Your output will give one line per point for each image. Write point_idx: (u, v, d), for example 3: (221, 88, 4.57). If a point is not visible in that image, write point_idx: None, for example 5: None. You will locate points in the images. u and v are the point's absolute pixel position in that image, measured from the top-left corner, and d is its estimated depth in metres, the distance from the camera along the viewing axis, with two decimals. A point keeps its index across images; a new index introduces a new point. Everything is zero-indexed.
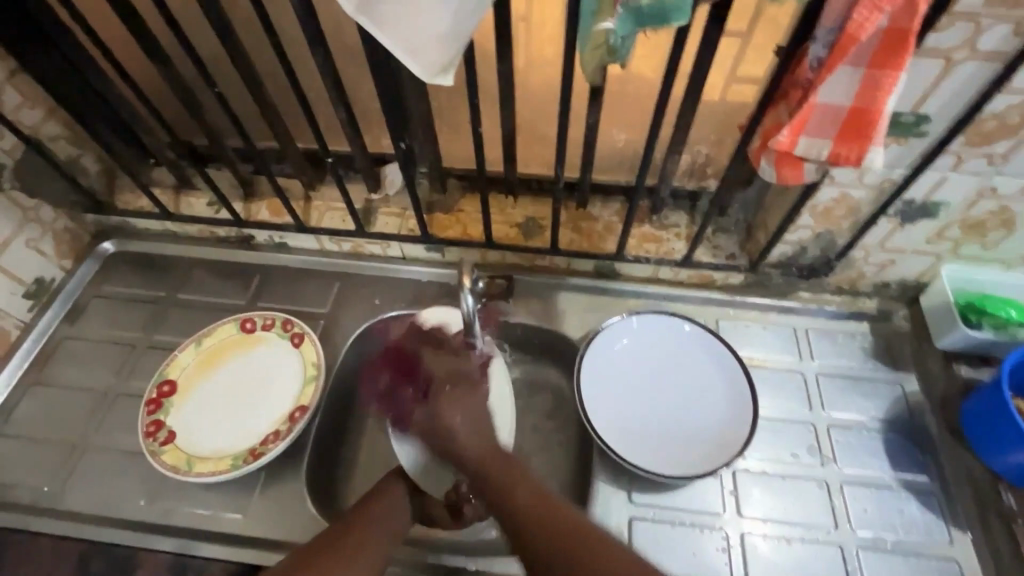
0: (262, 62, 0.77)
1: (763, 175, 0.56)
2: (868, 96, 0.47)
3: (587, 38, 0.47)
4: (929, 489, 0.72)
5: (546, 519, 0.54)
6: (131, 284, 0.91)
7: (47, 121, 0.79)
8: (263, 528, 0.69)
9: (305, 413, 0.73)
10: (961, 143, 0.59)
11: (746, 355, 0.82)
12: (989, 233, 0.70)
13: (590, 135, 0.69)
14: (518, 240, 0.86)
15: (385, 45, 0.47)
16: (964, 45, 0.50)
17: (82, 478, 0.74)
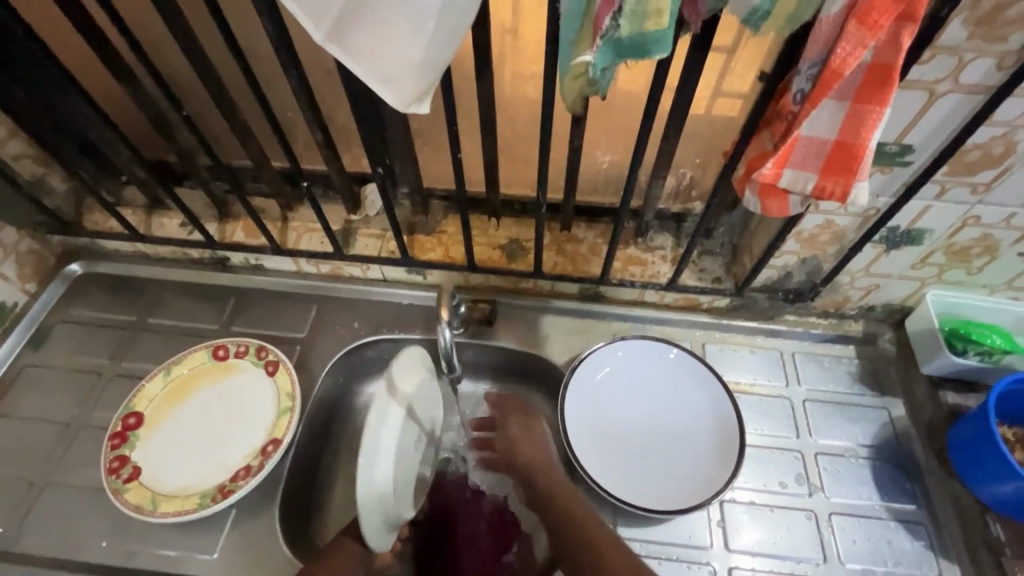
0: (236, 83, 0.75)
1: (748, 205, 0.55)
2: (853, 131, 0.46)
3: (567, 68, 0.46)
4: (918, 519, 0.70)
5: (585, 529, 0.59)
6: (98, 308, 0.88)
7: (9, 141, 0.76)
8: (232, 569, 0.66)
9: (278, 446, 0.70)
10: (945, 173, 0.58)
11: (733, 381, 0.81)
12: (974, 258, 0.69)
13: (573, 161, 0.68)
14: (501, 262, 0.84)
15: (357, 75, 0.45)
16: (948, 77, 0.49)
17: (40, 516, 0.70)
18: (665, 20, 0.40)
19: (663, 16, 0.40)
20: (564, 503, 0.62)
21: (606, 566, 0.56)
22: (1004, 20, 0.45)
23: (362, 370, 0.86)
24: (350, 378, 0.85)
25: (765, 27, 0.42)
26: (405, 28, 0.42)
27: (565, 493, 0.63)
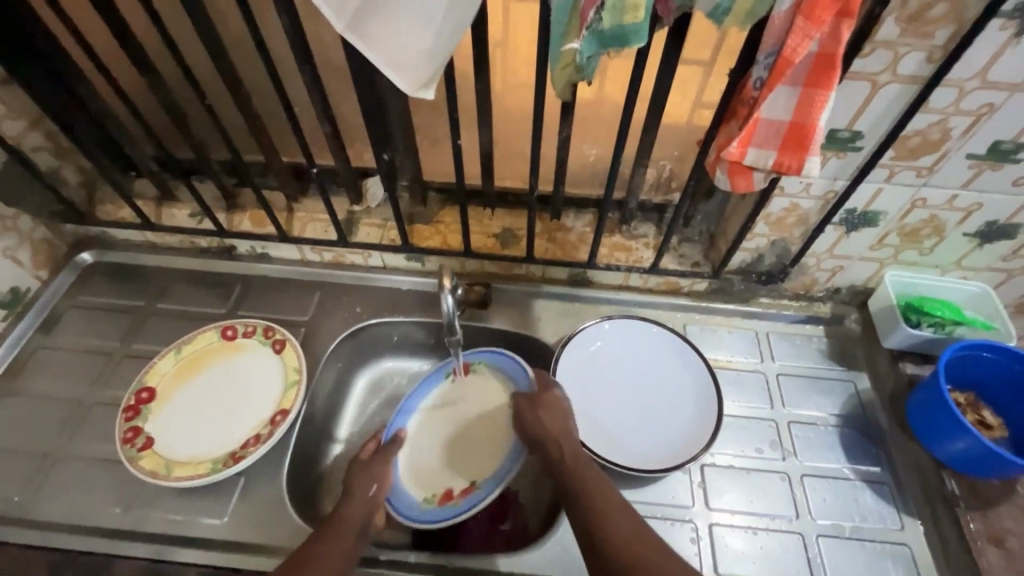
0: (250, 78, 0.80)
1: (719, 183, 0.62)
2: (805, 112, 0.52)
3: (558, 57, 0.52)
4: (882, 479, 0.76)
5: (598, 505, 0.59)
6: (108, 294, 0.91)
7: (30, 132, 0.80)
8: (241, 532, 0.69)
9: (287, 416, 0.74)
10: (892, 157, 0.66)
11: (712, 358, 0.87)
12: (924, 239, 0.76)
13: (562, 150, 0.74)
14: (495, 249, 0.90)
15: (373, 61, 0.51)
16: (887, 68, 0.57)
17: (53, 486, 0.73)
18: (641, 14, 0.46)
19: (639, 10, 0.46)
20: (579, 478, 0.62)
21: (621, 547, 0.55)
22: (930, 18, 0.52)
23: (364, 350, 0.91)
24: (351, 359, 0.90)
25: (728, 23, 0.48)
26: (418, 19, 0.48)
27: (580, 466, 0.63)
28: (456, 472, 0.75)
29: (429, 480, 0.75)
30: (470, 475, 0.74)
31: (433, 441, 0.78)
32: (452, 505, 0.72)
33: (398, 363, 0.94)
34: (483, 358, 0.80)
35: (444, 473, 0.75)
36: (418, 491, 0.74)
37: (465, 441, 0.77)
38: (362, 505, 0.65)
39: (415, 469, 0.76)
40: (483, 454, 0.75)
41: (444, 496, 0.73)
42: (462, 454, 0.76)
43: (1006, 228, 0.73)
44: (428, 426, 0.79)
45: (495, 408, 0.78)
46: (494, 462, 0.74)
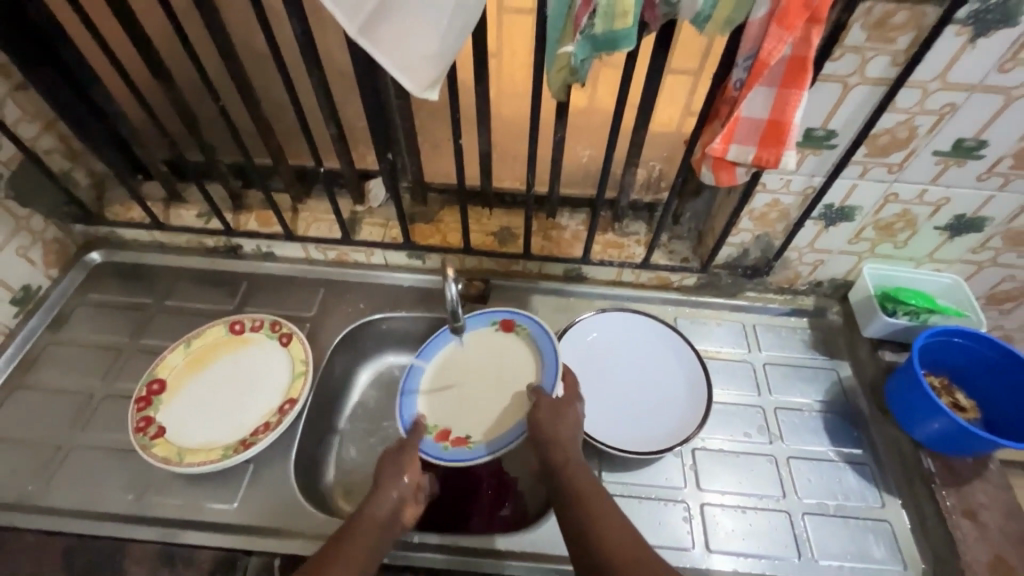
0: (259, 82, 0.84)
1: (704, 178, 0.66)
2: (782, 110, 0.57)
3: (553, 60, 0.56)
4: (864, 460, 0.80)
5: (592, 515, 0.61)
6: (117, 292, 0.94)
7: (44, 135, 0.83)
8: (252, 516, 0.71)
9: (295, 404, 0.77)
10: (865, 154, 0.71)
11: (702, 349, 0.91)
12: (899, 233, 0.81)
13: (557, 149, 0.79)
14: (494, 246, 0.93)
15: (383, 63, 0.55)
16: (856, 71, 0.62)
17: (66, 475, 0.75)
18: (630, 20, 0.51)
19: (628, 17, 0.51)
20: (577, 487, 0.64)
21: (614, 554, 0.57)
22: (893, 25, 0.57)
23: (367, 345, 0.94)
24: (354, 354, 0.93)
25: (709, 28, 0.53)
26: (426, 25, 0.52)
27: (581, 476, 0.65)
28: (462, 414, 0.78)
29: (434, 415, 0.78)
30: (472, 427, 0.76)
31: (455, 378, 0.81)
32: (441, 444, 0.75)
33: (400, 358, 0.97)
34: (530, 325, 0.82)
35: (450, 410, 0.78)
36: (422, 418, 0.78)
37: (484, 394, 0.79)
38: (387, 501, 0.65)
39: (429, 399, 0.80)
40: (491, 412, 0.77)
41: (439, 432, 0.76)
42: (474, 400, 0.79)
43: (973, 221, 0.77)
44: (456, 362, 0.83)
45: (521, 374, 0.79)
46: (495, 425, 0.76)
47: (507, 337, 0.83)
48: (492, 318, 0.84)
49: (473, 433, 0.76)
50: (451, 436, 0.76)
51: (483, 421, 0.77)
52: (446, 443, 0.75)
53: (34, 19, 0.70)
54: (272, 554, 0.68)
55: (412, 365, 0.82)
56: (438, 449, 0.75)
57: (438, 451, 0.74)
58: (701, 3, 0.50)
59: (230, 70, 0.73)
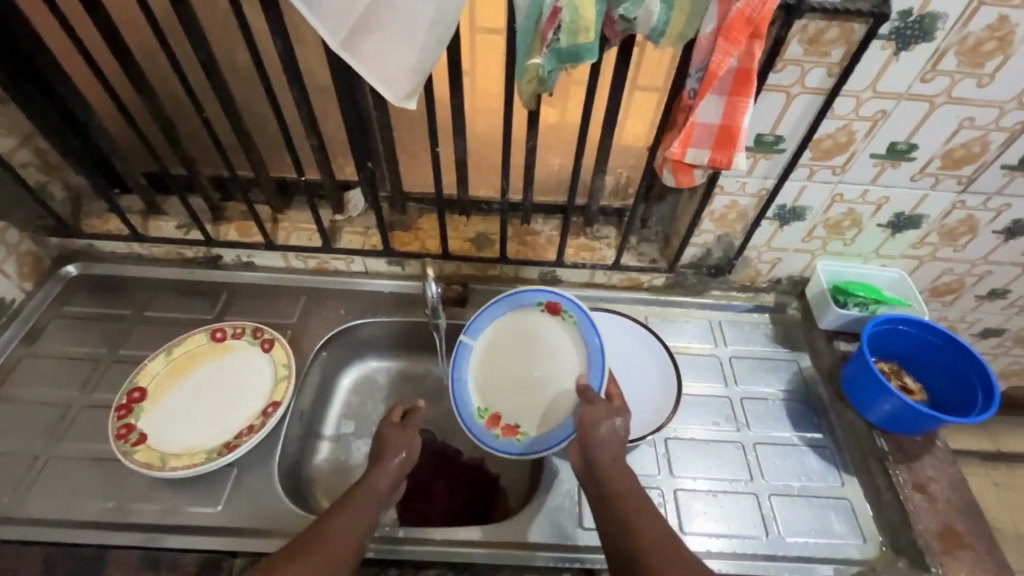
0: (240, 95, 0.86)
1: (666, 180, 0.72)
2: (731, 116, 0.62)
3: (523, 72, 0.61)
4: (824, 443, 0.85)
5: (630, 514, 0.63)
6: (93, 304, 0.93)
7: (21, 148, 0.83)
8: (235, 519, 0.72)
9: (279, 407, 0.78)
10: (810, 158, 0.77)
11: (672, 344, 0.96)
12: (846, 231, 0.88)
13: (530, 157, 0.83)
14: (471, 251, 0.96)
15: (362, 74, 0.58)
16: (797, 82, 0.68)
17: (43, 486, 0.74)
18: (592, 35, 0.56)
19: (589, 32, 0.56)
20: (616, 489, 0.65)
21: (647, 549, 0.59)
22: (826, 40, 0.64)
23: (347, 351, 0.96)
24: (335, 359, 0.95)
25: (663, 43, 0.58)
26: (405, 39, 0.56)
27: (620, 477, 0.67)
28: (514, 400, 0.83)
29: (488, 400, 0.84)
30: (523, 417, 0.82)
31: (505, 362, 0.86)
32: (493, 432, 0.81)
33: (381, 363, 0.99)
34: (576, 313, 0.83)
35: (503, 397, 0.84)
36: (476, 402, 0.84)
37: (534, 384, 0.83)
38: (388, 475, 0.69)
39: (481, 384, 0.85)
40: (542, 402, 0.82)
41: (491, 418, 0.82)
42: (526, 387, 0.84)
43: (912, 218, 0.84)
44: (507, 344, 0.87)
45: (570, 363, 0.82)
46: (546, 417, 0.81)
47: (554, 321, 0.85)
48: (538, 300, 0.85)
49: (525, 423, 0.81)
50: (503, 424, 0.82)
51: (534, 411, 0.82)
52: (498, 431, 0.81)
53: (16, 34, 0.72)
54: (257, 553, 0.69)
55: (460, 341, 0.86)
56: (490, 436, 0.81)
57: (491, 438, 0.80)
58: (654, 19, 0.55)
59: (212, 83, 0.75)
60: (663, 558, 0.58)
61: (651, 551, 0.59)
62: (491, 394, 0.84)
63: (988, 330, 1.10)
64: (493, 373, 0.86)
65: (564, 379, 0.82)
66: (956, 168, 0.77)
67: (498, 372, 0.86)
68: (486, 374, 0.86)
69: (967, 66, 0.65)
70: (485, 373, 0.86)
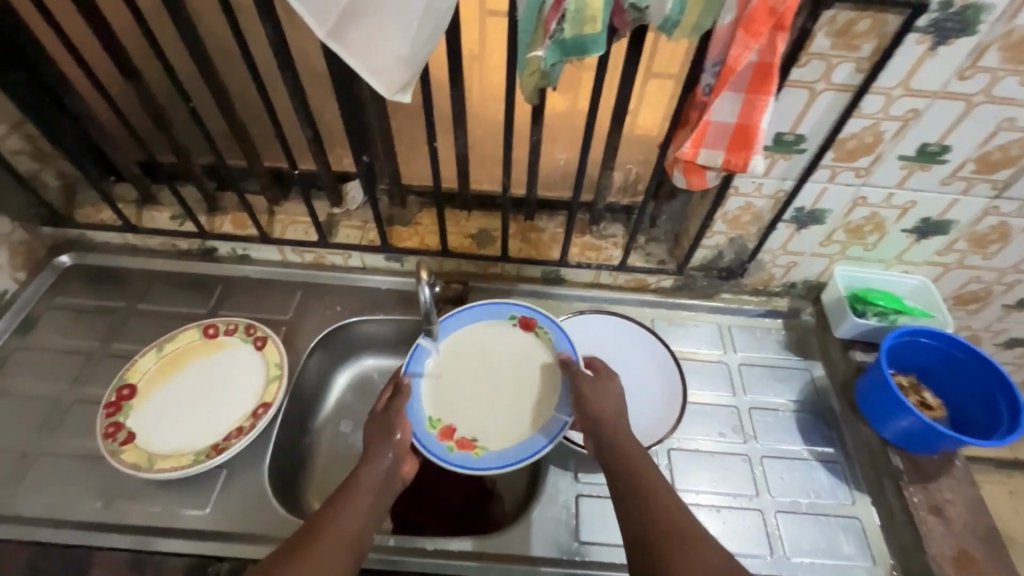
0: (233, 82, 0.82)
1: (677, 181, 0.67)
2: (749, 115, 0.58)
3: (524, 64, 0.56)
4: (835, 458, 0.82)
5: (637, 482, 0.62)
6: (86, 296, 0.92)
7: (11, 135, 0.81)
8: (224, 522, 0.71)
9: (269, 409, 0.76)
10: (832, 159, 0.72)
11: (678, 349, 0.92)
12: (868, 236, 0.83)
13: (534, 152, 0.79)
14: (472, 248, 0.93)
15: (351, 65, 0.55)
16: (822, 78, 0.63)
17: (32, 482, 0.73)
18: (599, 25, 0.51)
19: (597, 22, 0.51)
20: (624, 458, 0.65)
21: (654, 515, 0.58)
22: (856, 32, 0.59)
23: (343, 347, 0.93)
24: (332, 356, 0.92)
25: (677, 34, 0.53)
26: (396, 28, 0.52)
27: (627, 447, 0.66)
28: (471, 412, 0.79)
29: (441, 410, 0.79)
30: (477, 430, 0.77)
31: (463, 371, 0.82)
32: (447, 444, 0.76)
33: (378, 361, 0.96)
34: (550, 327, 0.83)
35: (457, 407, 0.79)
36: (429, 411, 0.78)
37: (491, 397, 0.80)
38: (380, 466, 0.66)
39: (435, 392, 0.80)
40: (500, 417, 0.79)
41: (443, 429, 0.77)
42: (483, 399, 0.80)
43: (939, 224, 0.79)
44: (468, 353, 0.83)
45: (534, 380, 0.81)
46: (504, 432, 0.77)
47: (523, 335, 0.84)
48: (510, 313, 0.85)
49: (482, 437, 0.77)
50: (457, 437, 0.77)
51: (492, 425, 0.78)
52: (452, 443, 0.76)
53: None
54: (245, 559, 0.68)
55: (418, 344, 0.81)
56: (443, 448, 0.75)
57: (444, 450, 0.75)
58: (668, 8, 0.51)
59: (202, 69, 0.72)
60: (667, 523, 0.57)
61: (659, 524, 0.57)
62: (443, 403, 0.79)
63: (1013, 340, 1.05)
64: (449, 382, 0.81)
65: (530, 395, 0.80)
66: (991, 172, 0.71)
67: (453, 381, 0.81)
68: (440, 382, 0.81)
69: (1011, 62, 0.60)
70: (438, 382, 0.81)
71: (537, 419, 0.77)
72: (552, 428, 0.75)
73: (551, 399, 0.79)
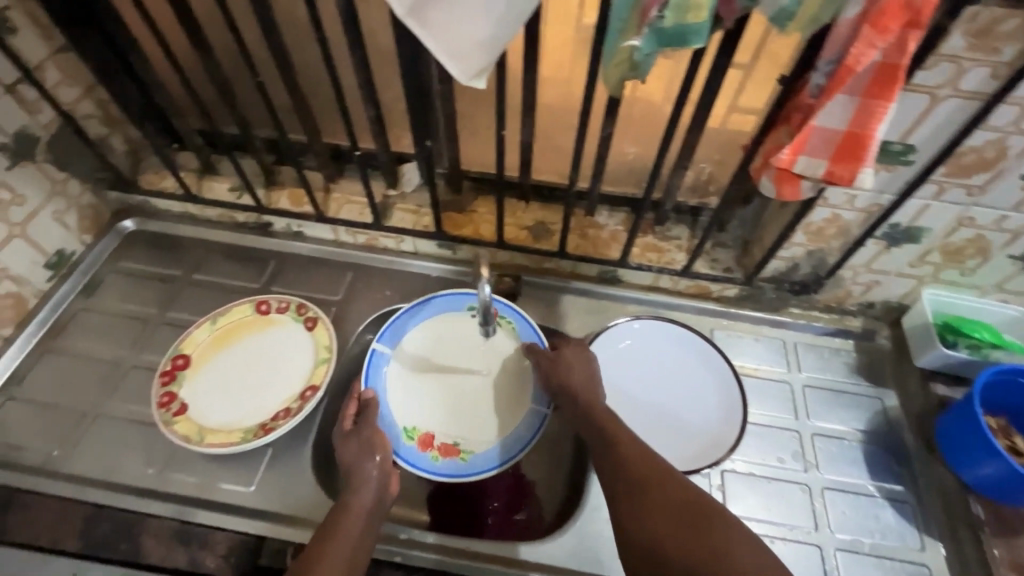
0: (300, 53, 0.80)
1: (765, 190, 0.62)
2: (862, 122, 0.52)
3: (612, 53, 0.51)
4: (904, 498, 0.76)
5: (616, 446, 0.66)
6: (147, 262, 0.93)
7: (83, 99, 0.82)
8: (270, 501, 0.71)
9: (317, 392, 0.76)
10: (943, 173, 0.64)
11: (738, 364, 0.87)
12: (967, 259, 0.74)
13: (604, 146, 0.74)
14: (527, 241, 0.90)
15: (427, 45, 0.51)
16: (947, 83, 0.56)
17: (92, 443, 0.76)
18: (704, 14, 0.46)
19: (702, 10, 0.46)
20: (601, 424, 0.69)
21: (635, 468, 0.63)
22: (999, 33, 0.51)
23: None
24: None
25: (790, 28, 0.47)
26: (480, 8, 0.48)
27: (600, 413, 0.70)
28: (445, 418, 0.81)
29: (415, 419, 0.80)
30: (456, 434, 0.80)
31: (428, 376, 0.83)
32: (431, 454, 0.78)
33: None
34: (512, 317, 0.84)
35: (431, 415, 0.81)
36: (404, 422, 0.80)
37: (461, 399, 0.82)
38: (369, 491, 0.65)
39: (405, 403, 0.81)
40: (476, 416, 0.81)
41: (422, 440, 0.79)
42: (454, 403, 0.82)
43: None
44: (430, 354, 0.84)
45: (501, 375, 0.83)
46: (485, 430, 0.80)
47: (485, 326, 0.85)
48: (469, 304, 0.86)
49: (463, 439, 0.79)
50: (438, 445, 0.79)
51: (470, 427, 0.80)
52: (435, 452, 0.78)
53: None
54: (286, 541, 0.68)
55: (375, 348, 0.82)
56: (428, 459, 0.77)
57: (430, 461, 0.77)
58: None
59: (271, 40, 0.70)
60: (650, 472, 0.62)
61: (642, 471, 0.62)
62: (417, 412, 0.81)
63: None
64: (416, 387, 0.82)
65: (499, 387, 0.83)
66: None
67: (419, 384, 0.83)
68: (408, 389, 0.82)
69: None
70: (405, 389, 0.82)
71: (514, 414, 0.81)
72: (533, 423, 0.79)
73: (524, 392, 0.82)
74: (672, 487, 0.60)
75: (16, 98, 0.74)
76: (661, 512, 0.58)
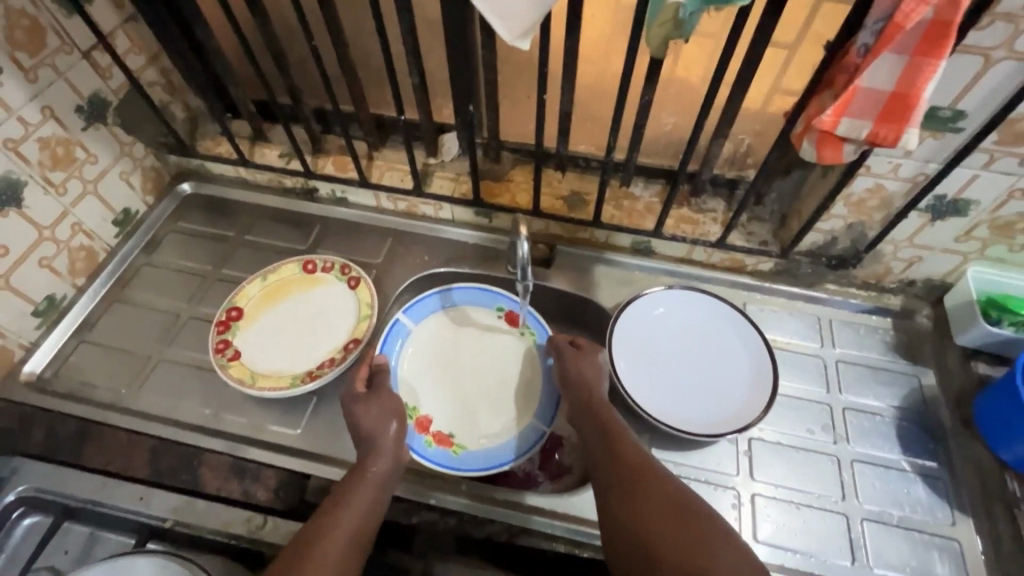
0: (349, 22, 0.83)
1: (805, 154, 0.62)
2: (909, 82, 0.51)
3: (658, 11, 0.52)
4: (937, 474, 0.75)
5: (614, 437, 0.68)
6: (203, 223, 0.99)
7: (148, 67, 0.87)
8: (316, 445, 0.77)
9: (360, 345, 0.82)
10: (995, 142, 0.63)
11: (771, 337, 0.87)
12: (1017, 235, 0.72)
13: (643, 115, 0.75)
14: (563, 211, 0.91)
15: (477, 7, 0.53)
16: (1003, 44, 0.55)
17: (155, 385, 0.82)
18: None
19: None
20: (602, 415, 0.71)
21: (627, 455, 0.66)
22: None
23: None
24: None
25: None
26: None
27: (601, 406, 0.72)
28: (445, 407, 0.82)
29: (419, 400, 0.82)
30: (452, 426, 0.81)
31: (440, 365, 0.85)
32: (425, 438, 0.79)
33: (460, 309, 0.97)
34: (535, 330, 0.87)
35: (433, 400, 0.83)
36: (407, 400, 0.82)
37: (465, 395, 0.83)
38: (387, 459, 0.67)
39: (412, 383, 0.84)
40: (476, 415, 0.82)
41: (420, 422, 0.80)
42: (458, 396, 0.83)
43: None
44: (448, 344, 0.87)
45: (512, 383, 0.84)
46: (481, 430, 0.81)
47: (507, 328, 0.88)
48: (498, 305, 0.89)
49: (458, 434, 0.80)
50: (434, 432, 0.80)
51: (467, 423, 0.81)
52: (429, 437, 0.79)
53: None
54: (330, 480, 0.73)
55: (399, 319, 0.86)
56: (421, 441, 0.78)
57: (422, 445, 0.78)
58: None
59: (324, 8, 0.73)
60: (638, 462, 0.65)
61: (633, 462, 0.65)
62: (420, 394, 0.83)
63: None
64: (427, 373, 0.85)
65: (507, 395, 0.84)
66: None
67: (431, 371, 0.85)
68: (420, 372, 0.85)
69: None
70: (417, 372, 0.85)
71: (510, 425, 0.81)
72: (529, 439, 0.79)
73: (529, 407, 0.82)
74: (660, 486, 0.62)
75: (91, 63, 0.80)
76: (644, 501, 0.61)
